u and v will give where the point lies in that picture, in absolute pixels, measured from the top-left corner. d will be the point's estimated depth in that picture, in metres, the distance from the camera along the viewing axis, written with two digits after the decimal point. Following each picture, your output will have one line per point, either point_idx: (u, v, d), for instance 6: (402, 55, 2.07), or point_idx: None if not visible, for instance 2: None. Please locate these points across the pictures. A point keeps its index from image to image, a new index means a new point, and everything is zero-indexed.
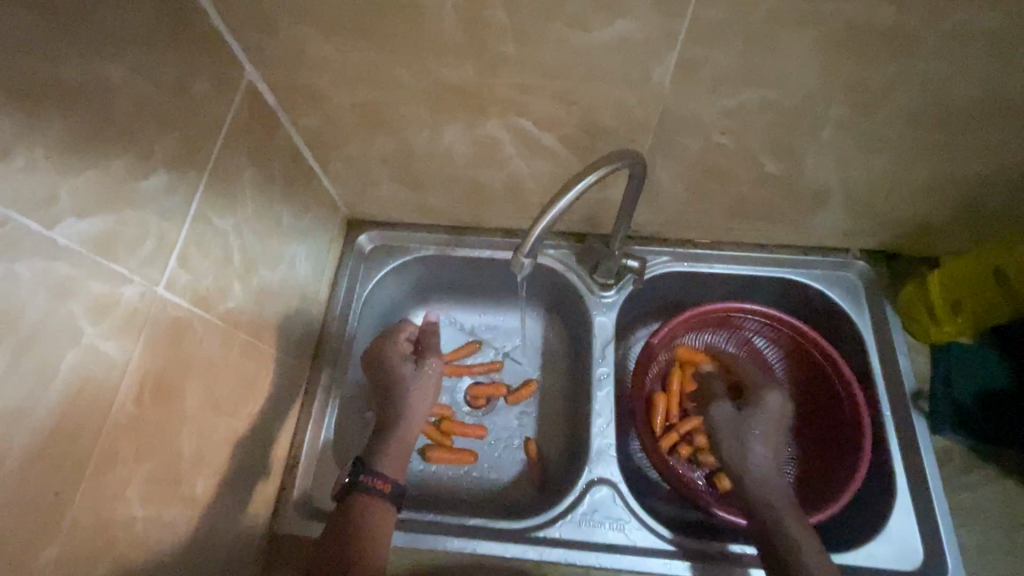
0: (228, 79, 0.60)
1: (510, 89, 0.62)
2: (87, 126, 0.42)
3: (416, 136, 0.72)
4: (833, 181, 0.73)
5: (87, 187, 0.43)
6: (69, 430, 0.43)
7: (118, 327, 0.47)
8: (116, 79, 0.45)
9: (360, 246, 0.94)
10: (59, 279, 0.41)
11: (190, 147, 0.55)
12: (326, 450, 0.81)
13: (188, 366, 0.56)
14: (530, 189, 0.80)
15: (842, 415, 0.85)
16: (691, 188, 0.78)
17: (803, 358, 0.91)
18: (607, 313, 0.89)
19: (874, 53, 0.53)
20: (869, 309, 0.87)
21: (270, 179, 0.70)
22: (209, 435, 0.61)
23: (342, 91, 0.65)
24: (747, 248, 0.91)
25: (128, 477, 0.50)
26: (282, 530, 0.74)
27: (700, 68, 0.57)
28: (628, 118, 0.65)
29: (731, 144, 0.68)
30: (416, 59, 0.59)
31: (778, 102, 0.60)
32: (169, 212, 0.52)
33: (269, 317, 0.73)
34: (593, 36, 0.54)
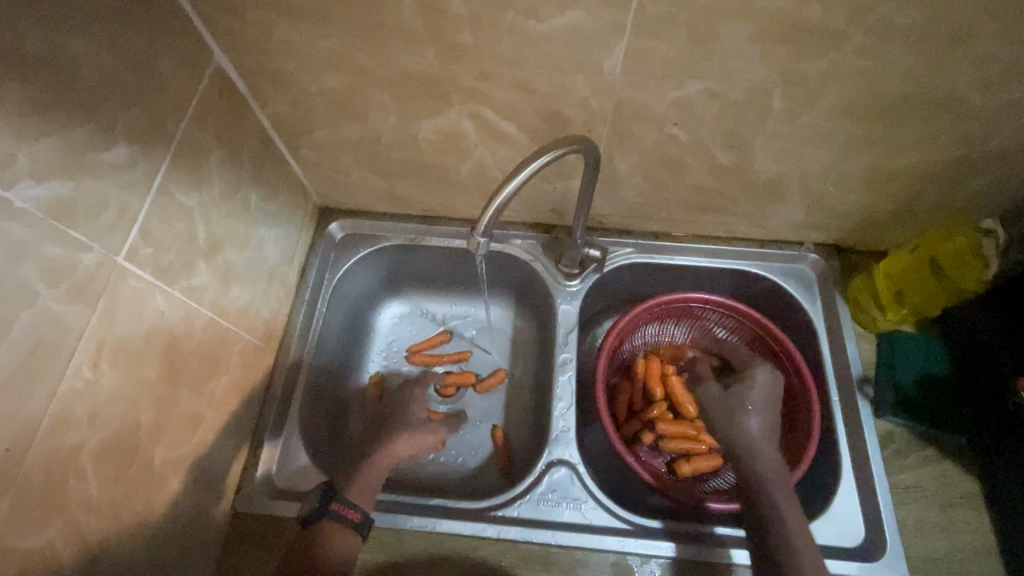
0: (195, 60, 0.62)
1: (469, 77, 0.65)
2: (45, 93, 0.44)
3: (382, 122, 0.74)
4: (781, 174, 0.77)
5: (45, 152, 0.44)
6: (21, 388, 0.44)
7: (74, 292, 0.48)
8: (77, 51, 0.47)
9: (330, 234, 0.95)
10: (15, 239, 0.42)
11: (154, 122, 0.56)
12: (291, 431, 0.81)
13: (147, 336, 0.57)
14: (495, 178, 0.83)
15: (795, 401, 0.88)
16: (649, 179, 0.81)
17: (761, 348, 0.95)
18: (571, 302, 0.92)
19: (806, 46, 0.57)
20: (821, 300, 0.90)
21: (238, 162, 0.72)
22: (169, 408, 0.62)
23: (308, 76, 0.67)
24: (706, 241, 0.94)
25: (84, 441, 0.51)
26: (241, 509, 0.75)
27: (649, 58, 0.60)
28: (584, 108, 0.68)
29: (682, 135, 0.71)
30: (377, 44, 0.61)
31: (723, 94, 0.64)
32: (132, 184, 0.54)
33: (235, 297, 0.74)
34: (545, 26, 0.57)
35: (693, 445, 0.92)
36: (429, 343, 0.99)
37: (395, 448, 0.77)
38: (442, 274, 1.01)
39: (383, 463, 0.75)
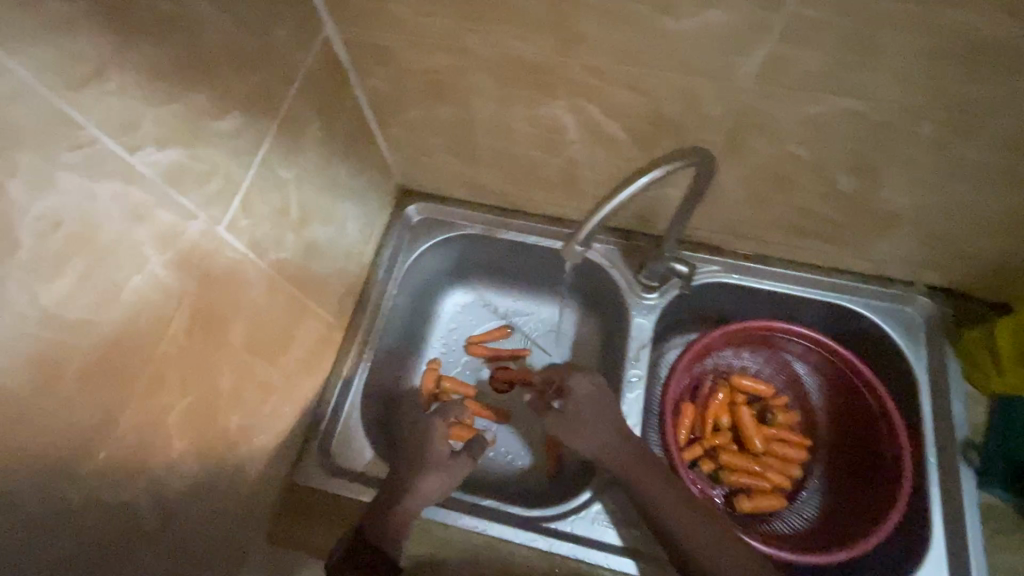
0: (306, 30, 0.60)
1: (584, 71, 0.61)
2: (173, 56, 0.43)
3: (480, 110, 0.71)
4: (909, 207, 0.69)
5: (168, 117, 0.44)
6: (126, 349, 0.45)
7: (178, 259, 0.48)
8: (206, 17, 0.46)
9: (407, 216, 0.94)
10: (133, 203, 0.42)
11: (264, 93, 0.55)
12: (353, 411, 0.82)
13: (236, 305, 0.58)
14: (586, 178, 0.79)
15: (881, 456, 0.82)
16: (754, 196, 0.75)
17: (846, 391, 0.88)
18: (647, 316, 0.87)
19: (984, 70, 0.50)
20: (927, 348, 0.82)
21: (333, 137, 0.71)
22: (247, 377, 0.63)
23: (415, 56, 0.65)
24: (802, 268, 0.87)
25: (172, 404, 0.52)
26: (300, 481, 0.76)
27: (791, 67, 0.54)
28: (702, 114, 0.62)
29: (804, 155, 0.65)
30: (493, 30, 0.58)
31: (865, 114, 0.57)
32: (239, 154, 0.53)
33: (315, 273, 0.74)
34: (679, 24, 0.52)
35: (755, 481, 0.87)
36: (487, 337, 0.98)
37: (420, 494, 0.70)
38: (511, 270, 0.98)
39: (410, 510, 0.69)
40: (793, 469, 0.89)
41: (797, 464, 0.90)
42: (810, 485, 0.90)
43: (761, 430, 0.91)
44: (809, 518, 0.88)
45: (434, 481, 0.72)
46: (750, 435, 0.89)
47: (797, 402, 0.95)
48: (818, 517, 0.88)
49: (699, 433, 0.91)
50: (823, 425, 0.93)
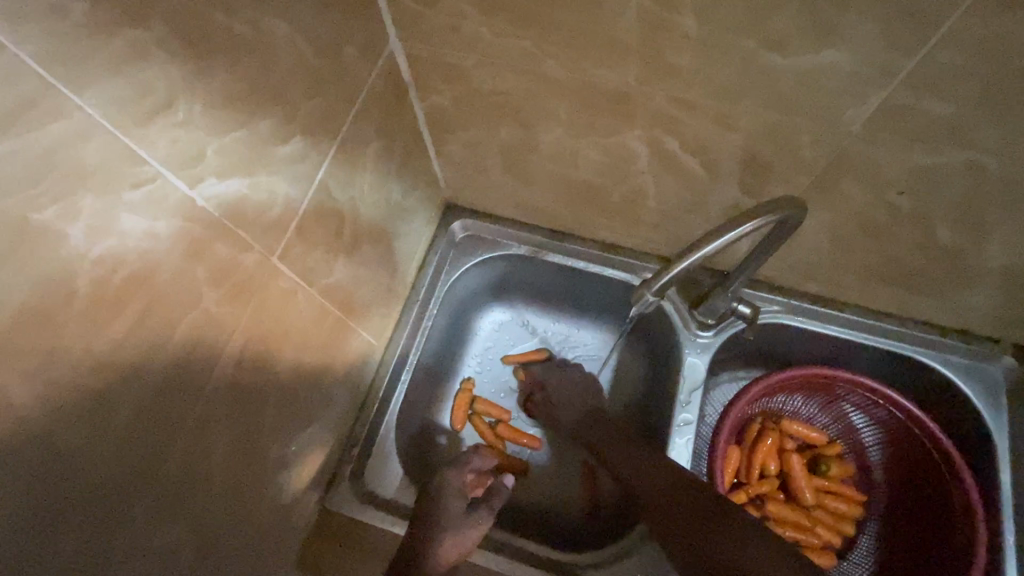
0: (374, 45, 0.56)
1: (669, 103, 0.56)
2: (243, 81, 0.40)
3: (547, 133, 0.67)
4: (1013, 266, 0.63)
5: (232, 145, 0.41)
6: (177, 390, 0.42)
7: (232, 293, 0.45)
8: (278, 37, 0.42)
9: (452, 232, 0.90)
10: (192, 239, 0.39)
11: (327, 113, 0.52)
12: (387, 435, 0.79)
13: (285, 335, 0.55)
14: (650, 209, 0.74)
15: (948, 525, 0.76)
16: (836, 241, 0.69)
17: (911, 449, 0.82)
18: (701, 356, 0.82)
19: None
20: (1011, 414, 0.75)
21: (390, 154, 0.67)
22: (290, 406, 0.60)
23: (485, 75, 0.61)
24: (874, 316, 0.81)
25: (217, 442, 0.49)
26: (332, 507, 0.72)
27: (911, 115, 0.48)
28: (794, 154, 0.57)
29: (904, 205, 0.59)
30: (575, 55, 0.54)
31: (987, 169, 0.51)
32: (298, 179, 0.50)
33: (362, 294, 0.71)
34: (789, 62, 0.47)
35: (803, 536, 0.82)
36: (524, 359, 0.94)
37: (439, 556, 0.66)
38: (556, 294, 0.93)
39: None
40: (845, 526, 0.84)
41: (850, 520, 0.85)
42: (861, 544, 0.85)
43: (813, 482, 0.85)
44: None
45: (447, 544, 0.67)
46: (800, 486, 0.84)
47: (851, 453, 0.89)
48: None
49: (744, 479, 0.85)
50: (880, 481, 0.87)
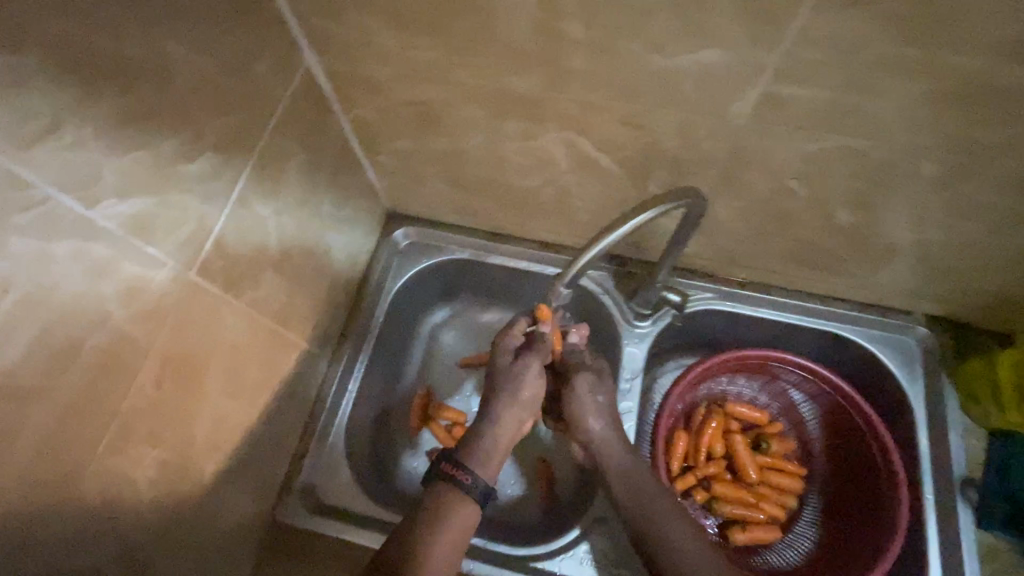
0: (287, 62, 0.58)
1: (574, 105, 0.59)
2: (140, 103, 0.41)
3: (469, 140, 0.69)
4: (907, 241, 0.68)
5: (132, 166, 0.42)
6: (91, 406, 0.43)
7: (145, 309, 0.46)
8: (177, 59, 0.44)
9: (395, 240, 0.91)
10: (95, 259, 0.40)
11: (240, 130, 0.53)
12: (336, 445, 0.78)
13: (212, 349, 0.55)
14: (578, 207, 0.77)
15: (879, 490, 0.80)
16: (751, 228, 0.73)
17: (843, 420, 0.86)
18: (639, 346, 0.84)
19: (985, 113, 0.48)
20: (926, 380, 0.80)
21: (316, 168, 0.69)
22: (225, 420, 0.61)
23: (401, 87, 0.63)
24: (798, 296, 0.85)
25: (140, 459, 0.49)
26: (282, 519, 0.73)
27: (787, 106, 0.52)
28: (695, 149, 0.61)
29: (801, 190, 0.63)
30: (481, 64, 0.56)
31: (863, 153, 0.56)
32: (212, 195, 0.51)
33: (299, 306, 0.72)
34: (673, 63, 0.51)
35: (750, 512, 0.85)
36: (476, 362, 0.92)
37: (447, 542, 0.57)
38: (501, 296, 0.94)
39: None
40: (789, 499, 0.87)
41: (793, 494, 0.88)
42: (805, 516, 0.88)
43: (757, 460, 0.88)
44: (804, 551, 0.86)
45: (466, 516, 0.59)
46: (744, 464, 0.86)
47: (792, 429, 0.93)
48: (813, 549, 0.86)
49: (692, 462, 0.87)
50: (819, 454, 0.90)
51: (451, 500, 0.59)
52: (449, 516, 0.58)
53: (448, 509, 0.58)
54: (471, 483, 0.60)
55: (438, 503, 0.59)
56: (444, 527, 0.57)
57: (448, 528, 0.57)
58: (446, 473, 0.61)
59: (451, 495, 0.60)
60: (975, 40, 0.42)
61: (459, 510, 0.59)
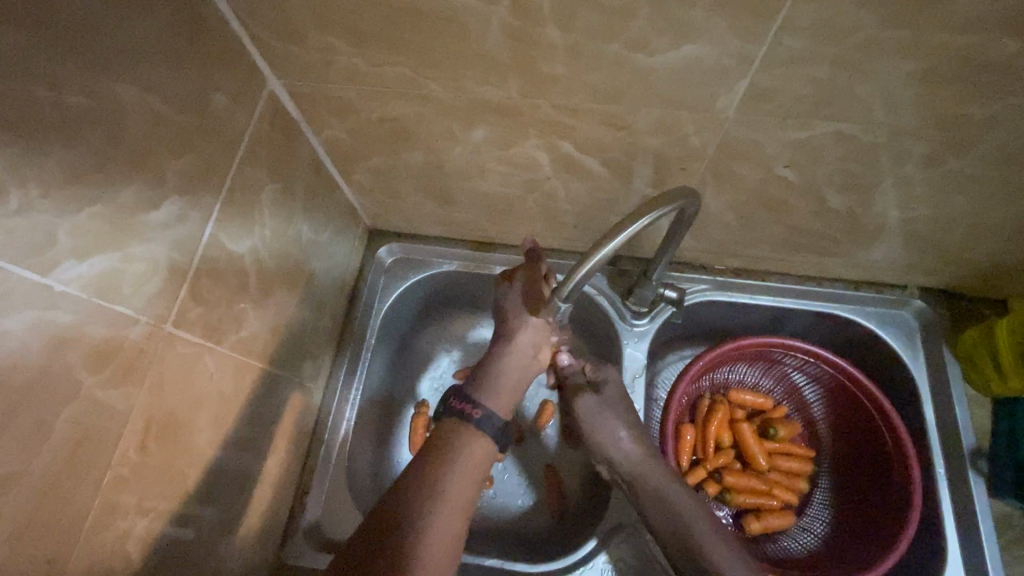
0: (249, 88, 0.55)
1: (555, 110, 0.56)
2: (88, 154, 0.38)
3: (447, 152, 0.67)
4: (901, 218, 0.67)
5: (89, 223, 0.39)
6: (67, 486, 0.39)
7: (119, 373, 0.42)
8: (125, 101, 0.40)
9: (379, 258, 0.87)
10: (54, 329, 0.37)
11: (205, 167, 0.50)
12: (338, 477, 0.76)
13: (198, 402, 0.52)
14: (565, 211, 0.75)
15: (888, 467, 0.80)
16: (743, 217, 0.71)
17: (848, 400, 0.85)
18: (639, 345, 0.83)
19: (977, 88, 0.47)
20: (926, 353, 0.80)
21: (291, 195, 0.65)
22: (218, 472, 0.57)
23: (371, 104, 0.60)
24: (793, 280, 0.84)
25: (129, 529, 0.46)
26: (290, 560, 0.71)
27: (775, 96, 0.51)
28: (683, 144, 0.59)
29: (793, 177, 0.62)
30: (454, 75, 0.54)
31: (854, 136, 0.54)
32: (181, 240, 0.48)
33: (286, 341, 0.69)
34: (654, 60, 0.49)
35: (763, 500, 0.83)
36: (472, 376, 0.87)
37: (465, 471, 0.56)
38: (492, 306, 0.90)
39: (454, 507, 0.53)
40: (800, 482, 0.86)
41: (803, 477, 0.87)
42: (816, 498, 0.88)
43: (765, 446, 0.87)
44: (820, 535, 0.85)
45: (482, 447, 0.58)
46: (754, 453, 0.85)
47: (797, 412, 0.92)
48: (829, 531, 0.85)
49: (701, 456, 0.85)
50: (825, 434, 0.90)
51: (465, 433, 0.58)
52: (465, 447, 0.57)
53: (464, 443, 0.57)
54: (482, 416, 0.59)
55: (451, 434, 0.58)
56: (461, 450, 0.57)
57: (459, 463, 0.56)
58: (457, 409, 0.60)
59: (464, 428, 0.58)
60: (964, 19, 0.41)
61: (475, 440, 0.58)
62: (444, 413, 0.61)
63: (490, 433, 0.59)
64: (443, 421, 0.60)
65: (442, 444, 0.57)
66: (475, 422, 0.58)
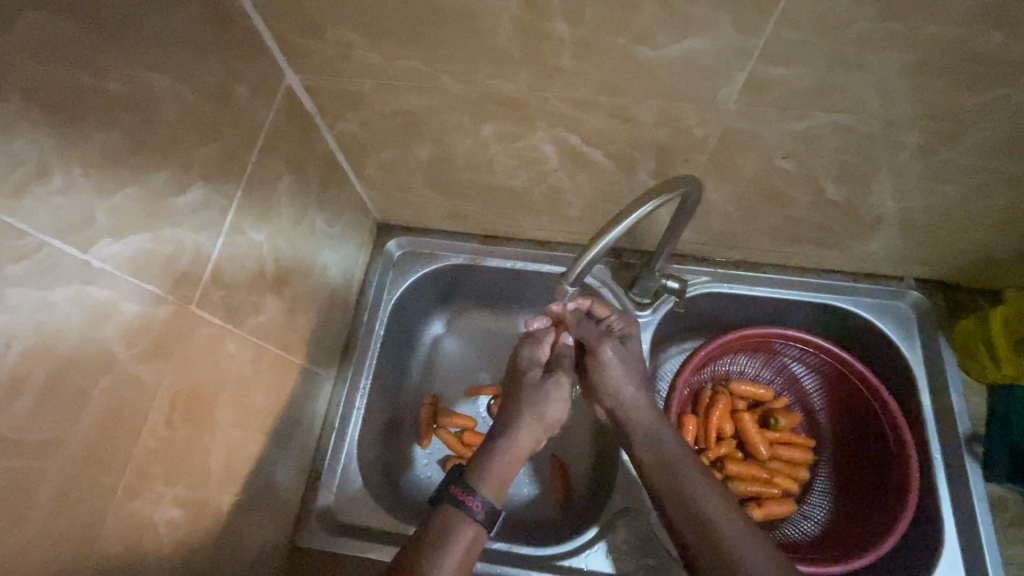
0: (268, 82, 0.57)
1: (562, 103, 0.59)
2: (123, 140, 0.40)
3: (456, 145, 0.69)
4: (898, 208, 0.69)
5: (123, 205, 0.41)
6: (101, 457, 0.41)
7: (149, 350, 0.44)
8: (159, 90, 0.43)
9: (389, 251, 0.90)
10: (93, 303, 0.39)
11: (227, 157, 0.52)
12: (349, 462, 0.77)
13: (220, 383, 0.54)
14: (570, 203, 0.77)
15: (887, 453, 0.81)
16: (743, 209, 0.74)
17: (847, 389, 0.87)
18: (643, 335, 0.84)
19: (968, 79, 0.49)
20: (922, 343, 0.82)
21: (305, 186, 0.68)
22: (238, 452, 0.59)
23: (384, 97, 0.62)
24: (792, 272, 0.87)
25: (157, 502, 0.48)
26: (304, 543, 0.72)
27: (773, 88, 0.53)
28: (685, 136, 0.61)
29: (791, 169, 0.64)
30: (465, 69, 0.56)
31: (850, 128, 0.57)
32: (206, 225, 0.50)
33: (300, 329, 0.71)
34: (659, 53, 0.51)
35: (765, 488, 0.85)
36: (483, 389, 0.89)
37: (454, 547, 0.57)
38: (534, 300, 0.91)
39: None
40: (801, 471, 0.88)
41: (804, 466, 0.89)
42: (817, 486, 0.89)
43: (766, 436, 0.88)
44: (821, 522, 0.87)
45: (475, 538, 0.59)
46: (755, 441, 0.87)
47: (797, 403, 0.94)
48: (830, 518, 0.87)
49: (704, 445, 0.87)
50: (825, 424, 0.92)
51: (458, 519, 0.59)
52: (455, 532, 0.58)
53: (455, 527, 0.58)
54: (477, 504, 0.60)
55: (444, 519, 0.59)
56: (450, 538, 0.57)
57: (456, 542, 0.57)
58: (454, 497, 0.60)
59: (460, 519, 0.59)
60: (952, 13, 0.43)
61: (464, 531, 0.58)
62: (440, 499, 0.61)
63: (484, 525, 0.60)
64: (438, 505, 0.61)
65: (445, 521, 0.59)
66: (470, 511, 0.59)
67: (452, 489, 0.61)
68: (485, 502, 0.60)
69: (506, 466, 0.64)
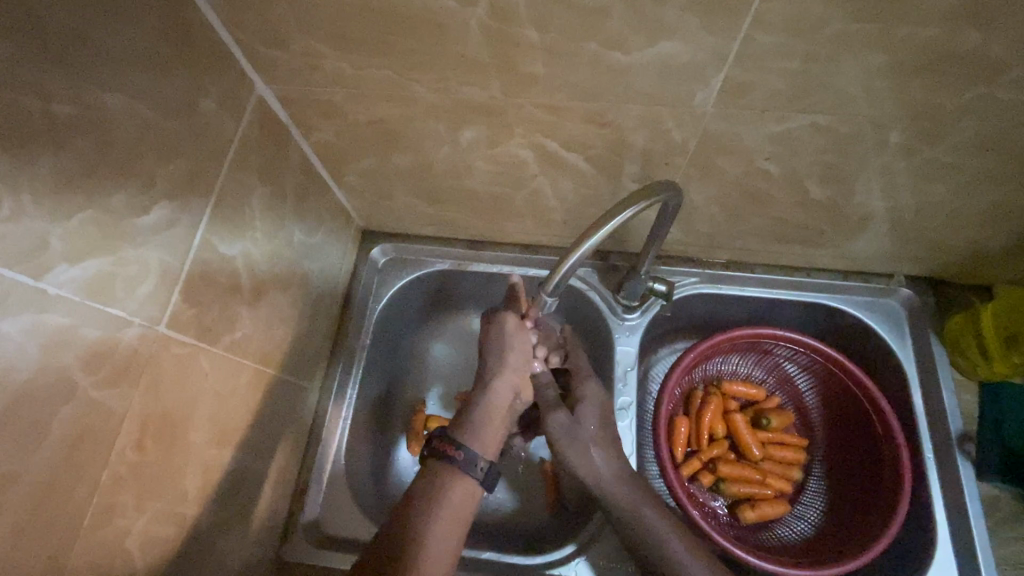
0: (236, 95, 0.56)
1: (536, 109, 0.58)
2: (78, 162, 0.39)
3: (434, 152, 0.68)
4: (884, 207, 0.68)
5: (80, 229, 0.40)
6: (64, 487, 0.40)
7: (113, 374, 0.44)
8: (115, 110, 0.42)
9: (373, 258, 0.89)
10: (51, 330, 0.38)
11: (194, 173, 0.51)
12: (336, 472, 0.77)
13: (193, 402, 0.53)
14: (553, 207, 0.76)
15: (880, 452, 0.80)
16: (727, 210, 0.73)
17: (839, 388, 0.86)
18: (631, 338, 0.83)
19: (948, 78, 0.48)
20: (913, 342, 0.81)
21: (281, 198, 0.67)
22: (216, 470, 0.59)
23: (356, 107, 0.61)
24: (781, 271, 0.85)
25: (129, 527, 0.47)
26: (290, 557, 0.71)
27: (750, 90, 0.52)
28: (664, 139, 0.60)
29: (773, 169, 0.63)
30: (436, 77, 0.55)
31: (830, 128, 0.55)
32: (173, 244, 0.49)
33: (280, 342, 0.70)
34: (631, 58, 0.50)
35: (757, 489, 0.84)
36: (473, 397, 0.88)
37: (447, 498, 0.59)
38: None
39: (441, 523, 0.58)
40: (794, 471, 0.87)
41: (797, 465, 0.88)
42: (810, 486, 0.88)
43: (758, 436, 0.87)
44: (814, 522, 0.86)
45: (466, 489, 0.61)
46: (748, 442, 0.86)
47: (789, 402, 0.93)
48: (823, 518, 0.86)
49: (695, 447, 0.86)
50: (817, 423, 0.91)
51: (448, 472, 0.61)
52: (450, 480, 0.61)
53: (446, 478, 0.61)
54: (464, 456, 0.62)
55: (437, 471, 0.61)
56: (445, 482, 0.60)
57: (446, 491, 0.60)
58: (439, 449, 0.63)
59: (450, 470, 0.61)
60: (927, 12, 0.42)
61: (457, 479, 0.61)
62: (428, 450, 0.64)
63: (474, 476, 0.62)
64: (428, 461, 0.63)
65: (435, 472, 0.61)
66: (457, 462, 0.61)
67: (436, 441, 0.64)
68: (472, 454, 0.62)
69: (483, 431, 0.66)
